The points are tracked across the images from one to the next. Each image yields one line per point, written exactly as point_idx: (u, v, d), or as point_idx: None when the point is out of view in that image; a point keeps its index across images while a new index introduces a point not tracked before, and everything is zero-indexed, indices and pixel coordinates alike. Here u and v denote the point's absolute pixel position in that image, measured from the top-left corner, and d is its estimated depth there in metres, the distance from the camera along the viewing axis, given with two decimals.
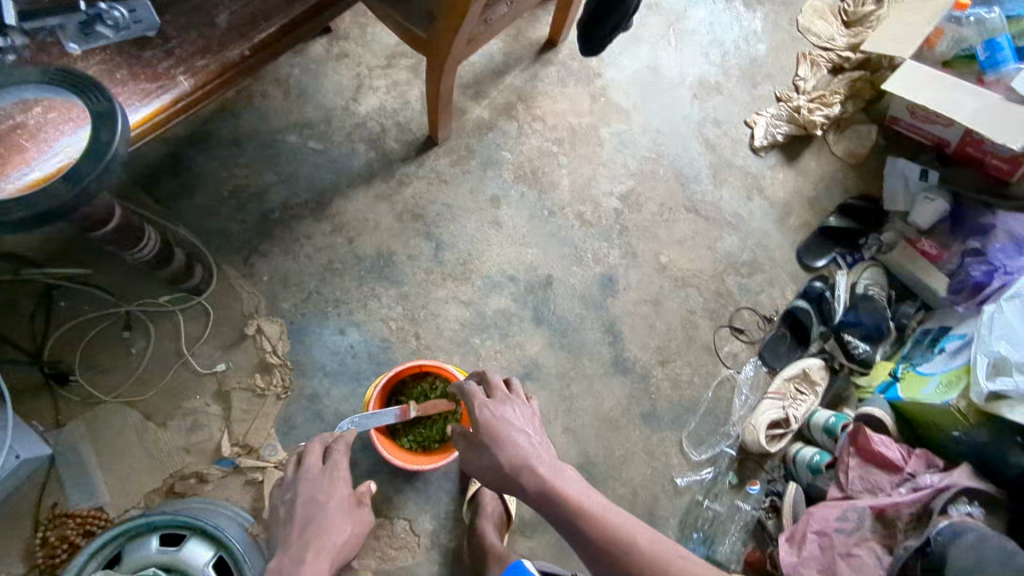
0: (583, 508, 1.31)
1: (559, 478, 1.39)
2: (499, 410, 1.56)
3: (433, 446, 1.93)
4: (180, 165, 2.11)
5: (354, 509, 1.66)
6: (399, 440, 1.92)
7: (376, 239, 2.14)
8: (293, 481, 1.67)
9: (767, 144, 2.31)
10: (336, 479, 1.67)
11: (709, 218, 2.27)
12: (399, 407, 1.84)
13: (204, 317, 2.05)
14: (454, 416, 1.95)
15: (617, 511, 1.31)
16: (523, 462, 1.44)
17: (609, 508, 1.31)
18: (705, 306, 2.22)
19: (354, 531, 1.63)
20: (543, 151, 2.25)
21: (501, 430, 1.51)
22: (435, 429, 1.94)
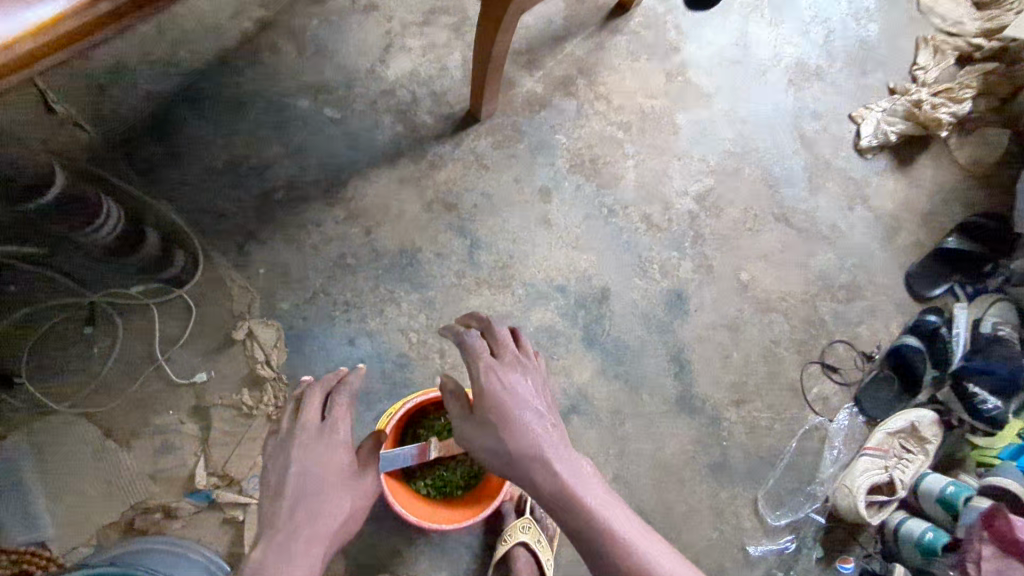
0: (622, 548, 0.99)
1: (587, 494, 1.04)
2: (509, 378, 1.15)
3: (456, 493, 1.56)
4: (168, 129, 1.74)
5: (354, 485, 1.20)
6: (413, 484, 1.55)
7: (399, 232, 1.76)
8: (284, 439, 1.19)
9: (877, 145, 1.91)
10: (337, 447, 1.20)
11: (802, 230, 1.88)
12: (417, 445, 1.46)
13: (185, 316, 1.68)
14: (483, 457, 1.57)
15: (663, 553, 1.00)
16: (541, 462, 1.06)
17: (653, 548, 1.00)
18: (792, 337, 1.83)
19: (352, 514, 1.17)
20: (606, 138, 1.86)
21: (512, 407, 1.11)
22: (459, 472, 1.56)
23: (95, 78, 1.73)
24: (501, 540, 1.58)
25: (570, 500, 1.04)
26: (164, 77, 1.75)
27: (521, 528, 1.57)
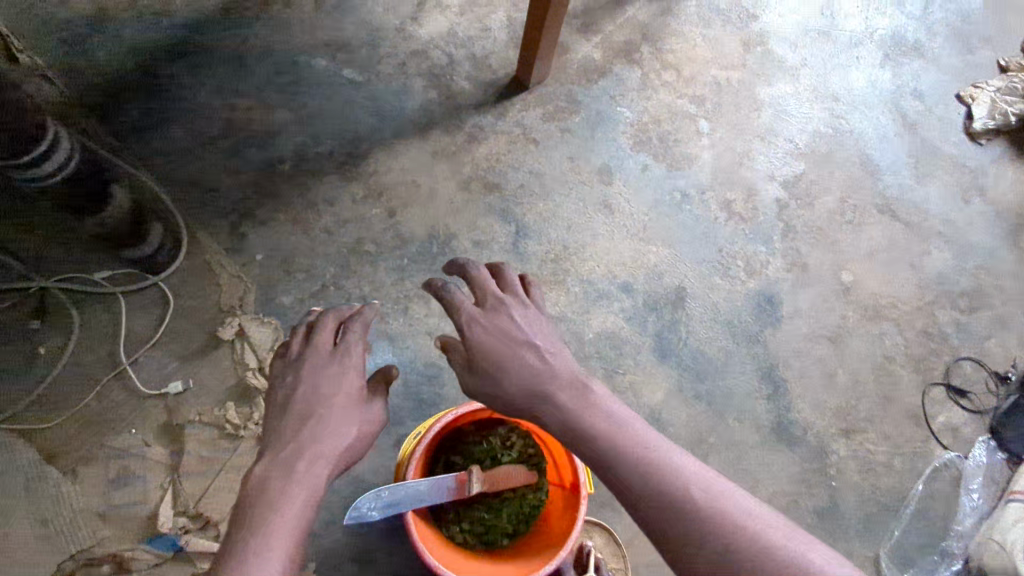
0: (680, 505, 0.66)
1: (622, 443, 0.73)
2: (498, 312, 0.84)
3: (500, 543, 1.17)
4: (154, 86, 1.44)
5: (361, 413, 0.86)
6: (445, 529, 1.16)
7: (429, 215, 1.45)
8: (287, 363, 0.89)
9: (992, 129, 1.62)
10: (348, 372, 0.88)
11: (911, 225, 1.57)
12: (455, 475, 1.09)
13: (160, 310, 1.33)
14: (536, 495, 1.19)
15: (745, 505, 0.66)
16: (555, 412, 0.77)
17: (728, 500, 0.66)
18: (907, 352, 1.49)
19: (359, 448, 0.84)
20: (677, 112, 1.57)
21: (504, 348, 0.81)
22: (506, 516, 1.17)
23: (72, 27, 1.44)
24: None
25: (602, 458, 0.73)
26: (154, 29, 1.47)
27: None
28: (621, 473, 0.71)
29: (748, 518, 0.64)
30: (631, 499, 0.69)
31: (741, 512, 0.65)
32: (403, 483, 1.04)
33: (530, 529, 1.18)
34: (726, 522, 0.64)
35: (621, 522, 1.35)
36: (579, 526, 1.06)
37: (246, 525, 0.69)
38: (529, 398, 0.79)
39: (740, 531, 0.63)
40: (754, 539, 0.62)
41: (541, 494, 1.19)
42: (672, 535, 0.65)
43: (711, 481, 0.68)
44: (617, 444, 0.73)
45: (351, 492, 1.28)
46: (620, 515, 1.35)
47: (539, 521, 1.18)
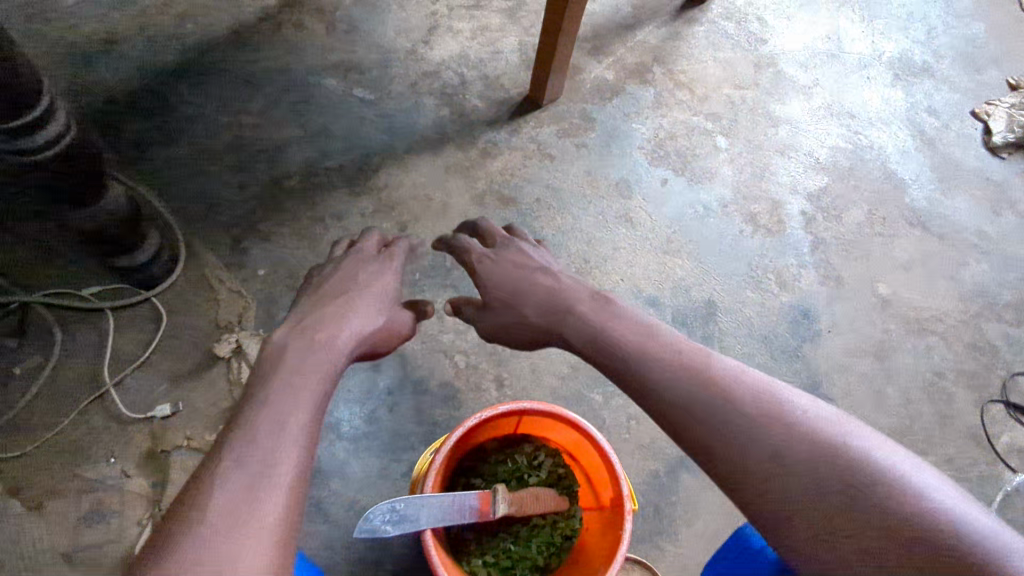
0: (700, 389, 0.64)
1: (645, 345, 0.72)
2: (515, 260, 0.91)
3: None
4: (160, 103, 1.40)
5: (392, 307, 0.87)
6: (467, 564, 1.01)
7: (442, 228, 1.37)
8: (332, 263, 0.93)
9: (1012, 142, 1.60)
10: (387, 274, 0.92)
11: (943, 237, 1.50)
12: (479, 495, 0.95)
13: (151, 327, 1.22)
14: (569, 523, 1.04)
15: (777, 392, 0.63)
16: (571, 321, 0.79)
17: (755, 387, 0.64)
18: (958, 368, 1.38)
19: (386, 338, 0.83)
20: (693, 128, 1.54)
21: (523, 280, 0.88)
22: (535, 547, 1.03)
23: (81, 48, 1.42)
24: None
25: (624, 358, 0.72)
26: (163, 51, 1.45)
27: None
28: (642, 368, 0.70)
29: (778, 403, 0.62)
30: (652, 391, 0.68)
31: (771, 399, 0.62)
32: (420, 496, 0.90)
33: (562, 563, 1.03)
34: (752, 405, 0.62)
35: (664, 561, 1.18)
36: (625, 545, 0.89)
37: (271, 371, 0.67)
38: (544, 313, 0.83)
39: (766, 412, 0.61)
40: (783, 420, 0.60)
41: (574, 521, 1.04)
42: (694, 421, 0.63)
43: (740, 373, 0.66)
44: (639, 347, 0.72)
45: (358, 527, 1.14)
46: (662, 553, 1.19)
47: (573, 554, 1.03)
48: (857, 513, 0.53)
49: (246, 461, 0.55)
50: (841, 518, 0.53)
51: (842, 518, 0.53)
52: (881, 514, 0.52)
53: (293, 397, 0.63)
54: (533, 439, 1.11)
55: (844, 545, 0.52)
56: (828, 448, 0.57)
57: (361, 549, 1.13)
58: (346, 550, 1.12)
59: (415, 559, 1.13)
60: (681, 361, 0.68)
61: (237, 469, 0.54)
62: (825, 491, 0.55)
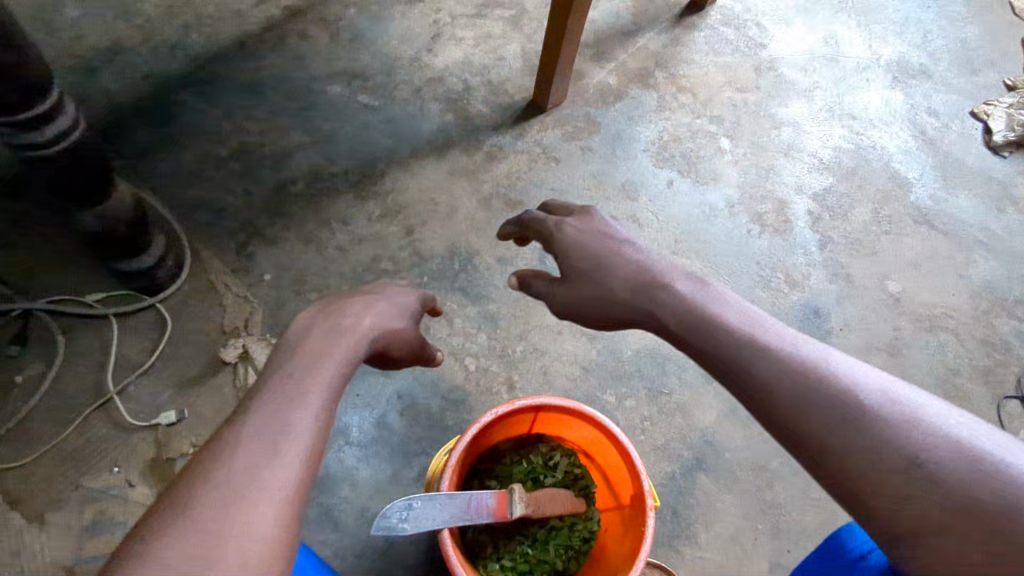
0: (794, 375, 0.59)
1: (732, 323, 0.66)
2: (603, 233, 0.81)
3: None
4: (164, 111, 1.39)
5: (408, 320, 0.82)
6: (483, 568, 0.97)
7: (449, 232, 1.36)
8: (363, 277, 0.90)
9: (1012, 140, 1.61)
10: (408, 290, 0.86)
11: (950, 235, 1.50)
12: (495, 496, 0.92)
13: (155, 334, 1.20)
14: (587, 525, 1.02)
15: (876, 380, 0.58)
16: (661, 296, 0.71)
17: (854, 374, 0.58)
18: (972, 364, 1.37)
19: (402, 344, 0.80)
20: (697, 131, 1.55)
21: (604, 248, 0.79)
22: (553, 550, 1.00)
23: (85, 58, 1.42)
24: None
25: (708, 338, 0.66)
26: (167, 60, 1.46)
27: None
28: (731, 350, 0.64)
29: (878, 391, 0.57)
30: (743, 378, 0.62)
31: (872, 388, 0.57)
32: (441, 493, 0.86)
33: (582, 566, 1.00)
34: (853, 396, 0.57)
35: (683, 566, 1.15)
36: (649, 541, 0.87)
37: (288, 353, 0.64)
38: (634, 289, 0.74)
39: (868, 403, 0.56)
40: (886, 413, 0.55)
41: (592, 523, 1.02)
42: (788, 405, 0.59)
43: (838, 358, 0.61)
44: (725, 325, 0.66)
45: (370, 536, 1.11)
46: (682, 557, 1.15)
47: (592, 556, 1.01)
48: (969, 521, 0.50)
49: (257, 440, 0.53)
50: (949, 523, 0.51)
51: (954, 526, 0.50)
52: (998, 522, 0.49)
53: (309, 379, 0.60)
54: (548, 439, 1.08)
55: (952, 554, 0.50)
56: (936, 447, 0.53)
57: (373, 559, 1.10)
58: (357, 559, 1.09)
59: (429, 568, 1.10)
60: (775, 342, 0.62)
61: (258, 439, 0.53)
62: (936, 495, 0.51)
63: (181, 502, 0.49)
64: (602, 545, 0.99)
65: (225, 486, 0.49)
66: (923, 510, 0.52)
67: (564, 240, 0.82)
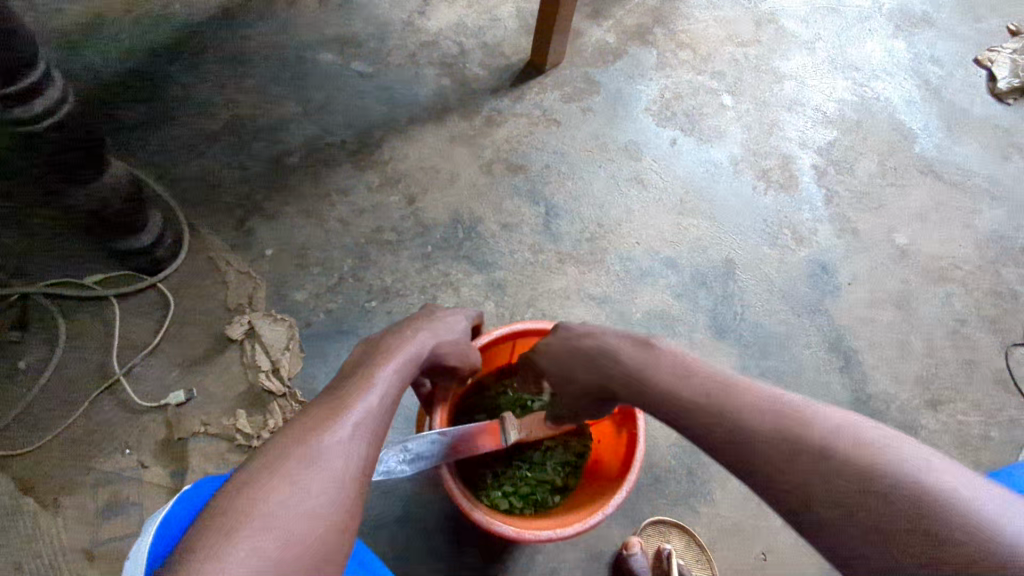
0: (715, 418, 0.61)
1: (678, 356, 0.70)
2: (581, 340, 0.77)
3: (551, 502, 0.98)
4: (152, 85, 1.35)
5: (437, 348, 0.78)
6: (486, 497, 0.96)
7: (452, 200, 1.34)
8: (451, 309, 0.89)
9: (1017, 87, 1.59)
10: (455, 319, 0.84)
11: (956, 185, 1.49)
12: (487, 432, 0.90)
13: (158, 313, 1.18)
14: (580, 441, 1.02)
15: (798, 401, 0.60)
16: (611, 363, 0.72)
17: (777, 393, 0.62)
18: (980, 313, 1.37)
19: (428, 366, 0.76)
20: (698, 88, 1.52)
21: (581, 354, 0.76)
22: (552, 468, 1.00)
23: (65, 33, 1.37)
24: None
25: (646, 370, 0.69)
26: (151, 31, 1.40)
27: None
28: (671, 377, 0.67)
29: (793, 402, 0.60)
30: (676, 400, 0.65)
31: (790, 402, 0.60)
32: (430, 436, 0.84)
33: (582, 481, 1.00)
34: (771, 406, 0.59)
35: (700, 523, 1.16)
36: (643, 434, 0.89)
37: (341, 381, 0.68)
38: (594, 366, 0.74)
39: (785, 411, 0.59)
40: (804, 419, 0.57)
41: (586, 438, 1.02)
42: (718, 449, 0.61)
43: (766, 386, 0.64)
44: (666, 358, 0.69)
45: (388, 507, 1.11)
46: (697, 514, 1.16)
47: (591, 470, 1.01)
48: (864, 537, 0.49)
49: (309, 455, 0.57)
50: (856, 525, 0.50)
51: (859, 512, 0.50)
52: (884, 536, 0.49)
53: (358, 400, 0.64)
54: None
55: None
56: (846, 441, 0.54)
57: (392, 529, 1.10)
58: (375, 530, 1.09)
59: (448, 536, 1.10)
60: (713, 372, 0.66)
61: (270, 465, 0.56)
62: (839, 487, 0.51)
63: (234, 501, 0.53)
64: (598, 456, 1.00)
65: (279, 497, 0.53)
66: (833, 504, 0.51)
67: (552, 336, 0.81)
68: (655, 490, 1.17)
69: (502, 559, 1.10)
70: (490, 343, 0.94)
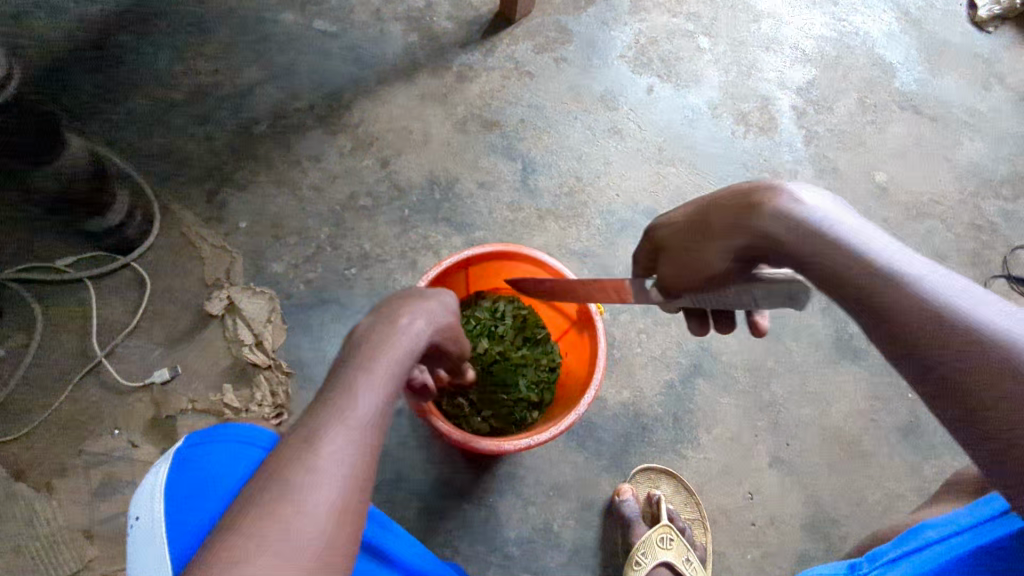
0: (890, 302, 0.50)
1: (818, 224, 0.54)
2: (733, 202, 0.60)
3: (530, 418, 1.03)
4: (106, 56, 1.29)
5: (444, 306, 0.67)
6: (468, 425, 1.02)
7: (426, 161, 1.31)
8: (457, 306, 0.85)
9: (998, 14, 1.57)
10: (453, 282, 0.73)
11: (936, 119, 1.48)
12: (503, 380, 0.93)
13: (135, 292, 1.17)
14: (549, 356, 1.05)
15: (969, 290, 0.49)
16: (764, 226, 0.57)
17: (944, 282, 0.49)
18: (960, 248, 1.37)
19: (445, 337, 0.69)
20: (674, 31, 1.48)
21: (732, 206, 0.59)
22: (526, 387, 1.03)
23: None
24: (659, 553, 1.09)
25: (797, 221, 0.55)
26: None
27: (660, 544, 1.09)
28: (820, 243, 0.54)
29: (965, 299, 0.48)
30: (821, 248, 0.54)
31: (965, 295, 0.48)
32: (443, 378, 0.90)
33: (556, 394, 1.05)
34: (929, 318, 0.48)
35: (688, 469, 1.19)
36: (604, 337, 0.93)
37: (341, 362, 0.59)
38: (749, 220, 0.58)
39: (960, 328, 0.47)
40: (987, 343, 0.45)
41: (554, 354, 1.06)
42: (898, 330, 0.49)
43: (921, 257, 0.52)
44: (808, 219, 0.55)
45: (380, 470, 1.13)
46: (685, 459, 1.19)
47: (563, 382, 1.05)
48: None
49: (312, 507, 0.47)
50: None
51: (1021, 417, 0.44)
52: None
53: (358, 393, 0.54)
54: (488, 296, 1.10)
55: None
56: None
57: (387, 492, 1.12)
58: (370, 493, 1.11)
59: (442, 494, 1.13)
60: (853, 262, 0.52)
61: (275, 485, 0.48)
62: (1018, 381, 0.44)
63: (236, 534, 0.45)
64: (568, 368, 1.04)
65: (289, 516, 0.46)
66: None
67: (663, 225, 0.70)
68: (642, 439, 1.19)
69: (496, 513, 1.13)
70: (447, 273, 0.97)
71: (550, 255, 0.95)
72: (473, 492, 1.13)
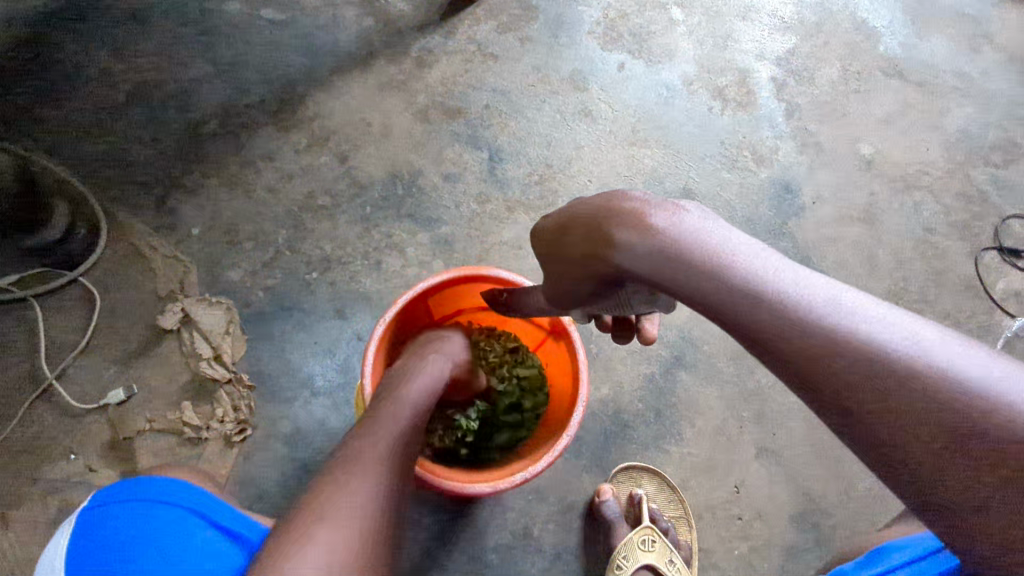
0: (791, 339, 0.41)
1: (701, 261, 0.44)
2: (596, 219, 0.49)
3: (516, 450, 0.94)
4: (40, 57, 1.22)
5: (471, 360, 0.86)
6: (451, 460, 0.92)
7: (387, 154, 1.24)
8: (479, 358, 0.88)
9: None
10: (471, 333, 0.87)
11: (923, 85, 1.41)
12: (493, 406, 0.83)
13: (84, 308, 1.11)
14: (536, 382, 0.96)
15: (896, 325, 0.40)
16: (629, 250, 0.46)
17: (867, 319, 0.40)
18: (949, 220, 1.32)
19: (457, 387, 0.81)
20: (644, 3, 1.41)
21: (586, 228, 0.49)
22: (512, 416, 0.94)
23: None
24: (641, 554, 1.07)
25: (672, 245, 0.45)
26: None
27: (642, 547, 1.07)
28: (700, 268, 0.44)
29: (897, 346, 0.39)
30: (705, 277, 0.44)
31: (898, 341, 0.39)
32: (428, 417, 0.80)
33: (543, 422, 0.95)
34: (867, 388, 0.38)
35: (672, 464, 1.15)
36: (582, 348, 0.84)
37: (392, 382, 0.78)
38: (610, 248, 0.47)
39: (903, 395, 0.38)
40: (898, 379, 0.38)
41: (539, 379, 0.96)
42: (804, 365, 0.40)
43: (830, 283, 0.42)
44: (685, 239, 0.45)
45: None
46: (668, 455, 1.15)
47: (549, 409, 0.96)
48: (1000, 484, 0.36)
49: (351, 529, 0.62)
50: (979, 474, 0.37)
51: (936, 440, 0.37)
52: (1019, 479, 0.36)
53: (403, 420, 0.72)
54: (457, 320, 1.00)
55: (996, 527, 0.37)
56: (1001, 412, 0.36)
57: None
58: None
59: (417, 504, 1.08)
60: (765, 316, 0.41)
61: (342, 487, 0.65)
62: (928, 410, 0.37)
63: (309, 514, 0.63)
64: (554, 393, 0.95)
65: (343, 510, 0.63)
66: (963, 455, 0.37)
67: (539, 225, 0.57)
68: (623, 436, 1.15)
69: (474, 521, 1.09)
70: (404, 311, 0.87)
71: (511, 271, 0.85)
72: (450, 500, 1.09)
